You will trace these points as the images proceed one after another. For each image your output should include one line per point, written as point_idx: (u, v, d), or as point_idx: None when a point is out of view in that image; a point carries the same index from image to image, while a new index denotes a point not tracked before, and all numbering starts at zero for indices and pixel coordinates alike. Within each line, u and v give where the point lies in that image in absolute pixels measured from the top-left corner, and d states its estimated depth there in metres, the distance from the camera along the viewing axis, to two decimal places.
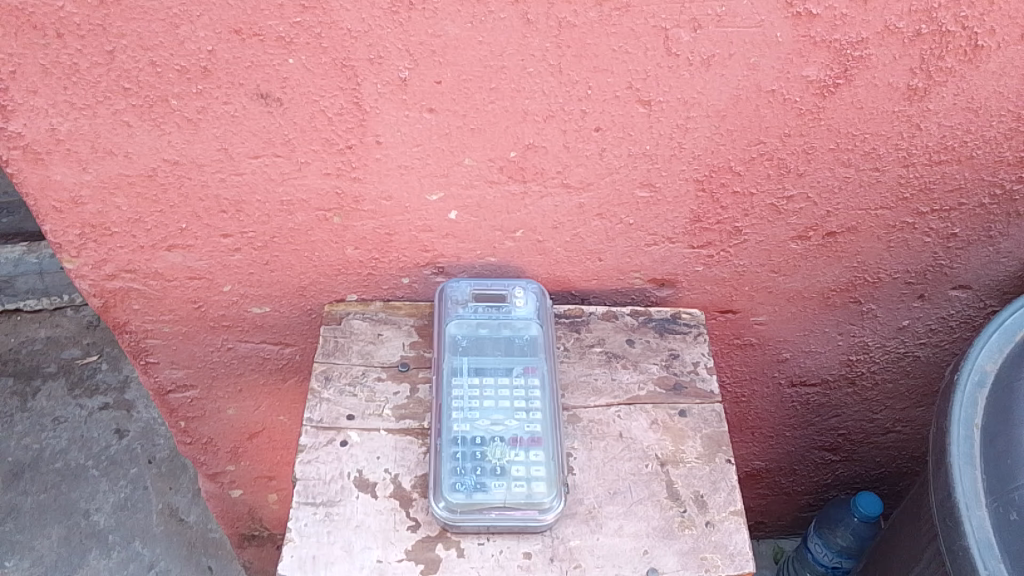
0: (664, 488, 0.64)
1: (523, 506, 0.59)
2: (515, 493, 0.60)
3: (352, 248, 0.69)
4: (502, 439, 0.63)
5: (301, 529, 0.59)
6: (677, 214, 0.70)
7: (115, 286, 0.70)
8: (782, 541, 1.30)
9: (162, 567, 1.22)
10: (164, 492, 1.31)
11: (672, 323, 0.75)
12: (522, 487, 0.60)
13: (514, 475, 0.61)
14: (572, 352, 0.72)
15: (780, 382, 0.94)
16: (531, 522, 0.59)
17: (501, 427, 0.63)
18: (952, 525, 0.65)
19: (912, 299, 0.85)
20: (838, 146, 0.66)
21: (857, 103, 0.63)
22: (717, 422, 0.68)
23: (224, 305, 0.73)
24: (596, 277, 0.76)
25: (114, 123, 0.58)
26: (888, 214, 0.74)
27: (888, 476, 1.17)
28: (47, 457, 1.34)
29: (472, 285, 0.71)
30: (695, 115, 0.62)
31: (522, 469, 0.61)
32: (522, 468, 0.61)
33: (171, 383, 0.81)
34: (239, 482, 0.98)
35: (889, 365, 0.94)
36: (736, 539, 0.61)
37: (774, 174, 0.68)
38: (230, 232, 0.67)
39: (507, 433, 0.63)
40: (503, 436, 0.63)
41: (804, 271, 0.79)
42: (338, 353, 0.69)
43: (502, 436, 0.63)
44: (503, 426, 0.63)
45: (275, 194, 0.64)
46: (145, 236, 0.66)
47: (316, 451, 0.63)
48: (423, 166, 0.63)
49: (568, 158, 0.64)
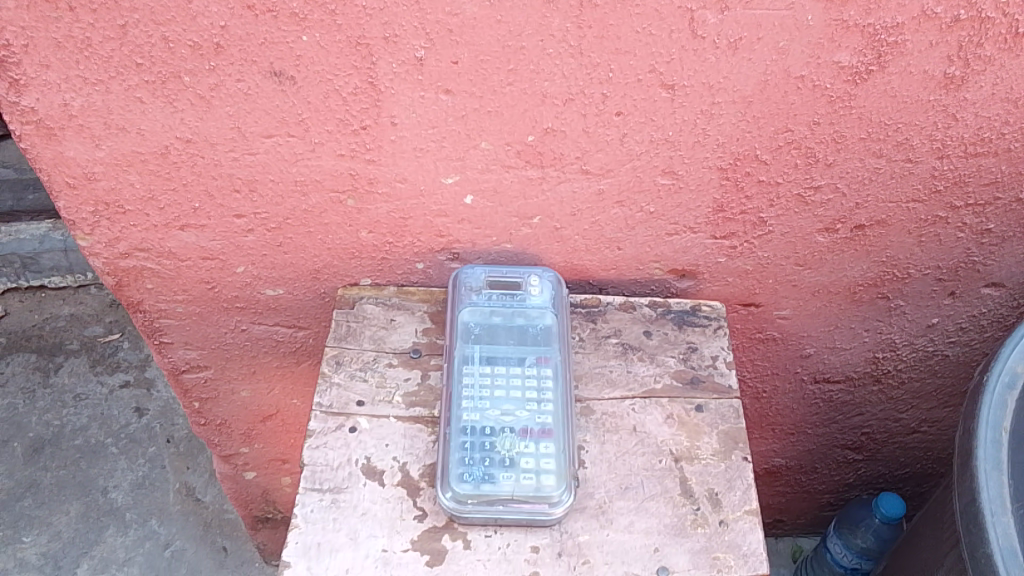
0: (677, 485, 0.62)
1: (532, 500, 0.58)
2: (524, 486, 0.58)
3: (366, 232, 0.68)
4: (512, 430, 0.62)
5: (307, 516, 0.59)
6: (700, 203, 0.68)
7: (128, 265, 0.70)
8: (801, 539, 1.28)
9: (178, 546, 1.22)
10: (181, 471, 1.31)
11: (692, 315, 0.73)
12: (531, 480, 0.59)
13: (523, 467, 0.59)
14: (587, 342, 0.70)
15: (803, 378, 0.92)
16: (539, 516, 0.58)
17: (512, 417, 0.62)
18: (976, 530, 0.63)
19: (943, 297, 0.82)
20: (869, 135, 0.64)
21: (891, 92, 0.61)
22: (735, 418, 0.66)
23: (237, 287, 0.73)
24: (615, 267, 0.74)
25: (126, 99, 0.57)
26: (920, 207, 0.71)
27: (912, 477, 1.14)
28: (68, 433, 1.35)
29: (486, 271, 0.69)
30: (719, 101, 0.60)
31: (531, 461, 0.60)
32: (531, 460, 0.60)
33: (185, 363, 0.81)
34: (253, 464, 0.98)
35: (916, 363, 0.92)
36: (750, 540, 0.59)
37: (801, 163, 0.66)
38: (243, 213, 0.66)
39: (517, 424, 0.62)
40: (513, 427, 0.62)
41: (831, 265, 0.77)
42: (350, 338, 0.68)
43: (512, 427, 0.62)
44: (514, 416, 0.62)
45: (288, 175, 0.63)
46: (158, 214, 0.65)
47: (324, 436, 0.63)
48: (439, 149, 0.62)
49: (588, 143, 0.62)
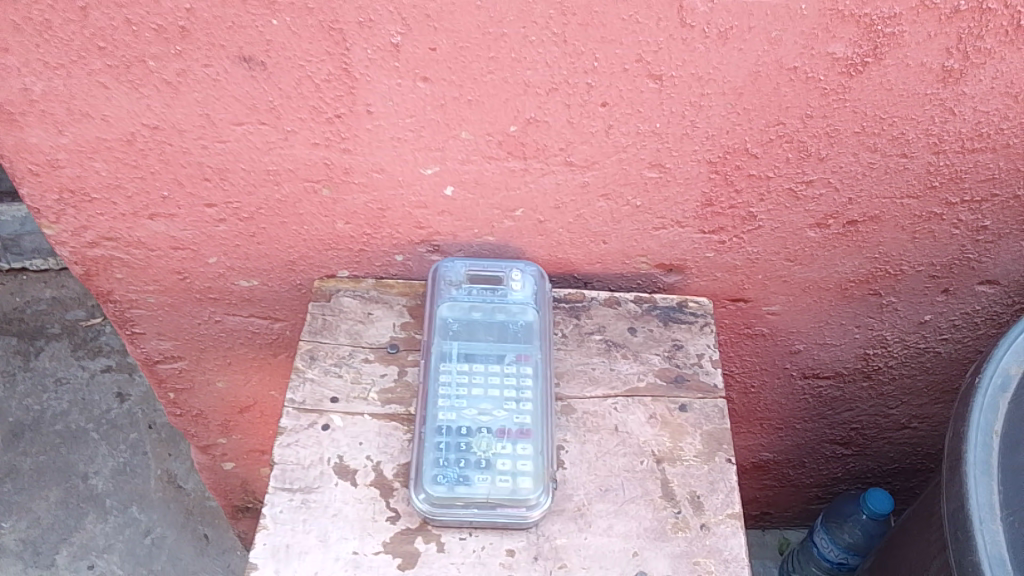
0: (658, 487, 0.60)
1: (508, 503, 0.57)
2: (499, 488, 0.57)
3: (342, 222, 0.66)
4: (489, 430, 0.60)
5: (276, 516, 0.57)
6: (688, 197, 0.66)
7: (96, 254, 0.67)
8: (788, 532, 1.27)
9: (158, 534, 1.21)
10: (163, 458, 1.30)
11: (678, 312, 0.71)
12: (507, 482, 0.57)
13: (499, 469, 0.58)
14: (570, 339, 0.68)
15: (791, 373, 0.91)
16: (515, 519, 0.57)
17: (489, 417, 0.60)
18: (962, 537, 0.61)
19: (936, 294, 0.80)
20: (863, 129, 0.62)
21: (887, 84, 0.58)
22: (720, 419, 0.64)
23: (210, 277, 0.71)
24: (600, 261, 0.72)
25: (89, 84, 0.54)
26: (914, 203, 0.69)
27: (900, 473, 1.13)
28: (48, 418, 1.33)
29: (467, 265, 0.67)
30: (709, 92, 0.58)
31: (508, 463, 0.58)
32: (508, 462, 0.58)
33: (158, 354, 0.79)
34: (231, 455, 0.96)
35: (907, 360, 0.90)
36: (732, 544, 0.58)
37: (793, 157, 0.64)
38: (214, 202, 0.63)
39: (494, 424, 0.60)
40: (490, 427, 0.60)
41: (822, 261, 0.75)
42: (325, 332, 0.66)
43: (489, 427, 0.60)
44: (491, 416, 0.60)
45: (260, 163, 0.61)
46: (126, 203, 0.63)
47: (296, 434, 0.61)
48: (417, 138, 0.59)
49: (572, 135, 0.60)
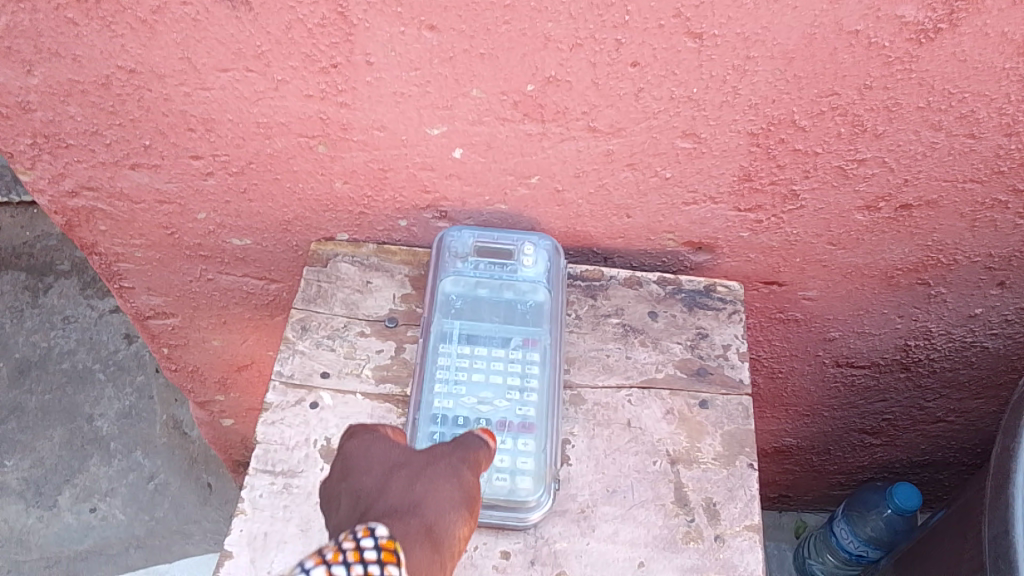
0: (671, 491, 0.55)
1: (504, 504, 0.52)
2: (496, 488, 0.53)
3: (340, 182, 0.60)
4: (488, 422, 0.56)
5: (255, 501, 0.53)
6: (724, 170, 0.59)
7: (78, 204, 0.63)
8: (806, 515, 1.23)
9: (161, 480, 1.20)
10: (169, 403, 1.28)
11: (705, 296, 0.65)
12: (504, 482, 0.53)
13: (497, 466, 0.54)
14: (584, 321, 0.63)
15: (824, 361, 0.84)
16: (512, 521, 0.52)
17: (489, 407, 0.57)
18: (1003, 565, 0.56)
19: (991, 286, 0.73)
20: (928, 104, 0.54)
21: (960, 55, 0.51)
22: (742, 418, 0.59)
23: (200, 234, 0.66)
24: (622, 235, 0.66)
25: (57, 20, 0.49)
26: (978, 188, 0.62)
27: (931, 464, 1.07)
28: (55, 356, 1.31)
29: (475, 236, 0.62)
30: (755, 55, 0.51)
31: (507, 460, 0.54)
32: (507, 459, 0.54)
33: (150, 309, 0.76)
34: (230, 412, 0.93)
35: (951, 354, 0.83)
36: (748, 560, 0.53)
37: (846, 131, 0.56)
38: (200, 153, 0.58)
39: (494, 416, 0.56)
40: (489, 419, 0.56)
41: (868, 245, 0.68)
42: (320, 301, 0.61)
43: (488, 419, 0.56)
44: (492, 406, 0.57)
45: (249, 115, 0.55)
46: (106, 151, 0.58)
47: (282, 411, 0.56)
48: (423, 94, 0.53)
49: (596, 97, 0.53)
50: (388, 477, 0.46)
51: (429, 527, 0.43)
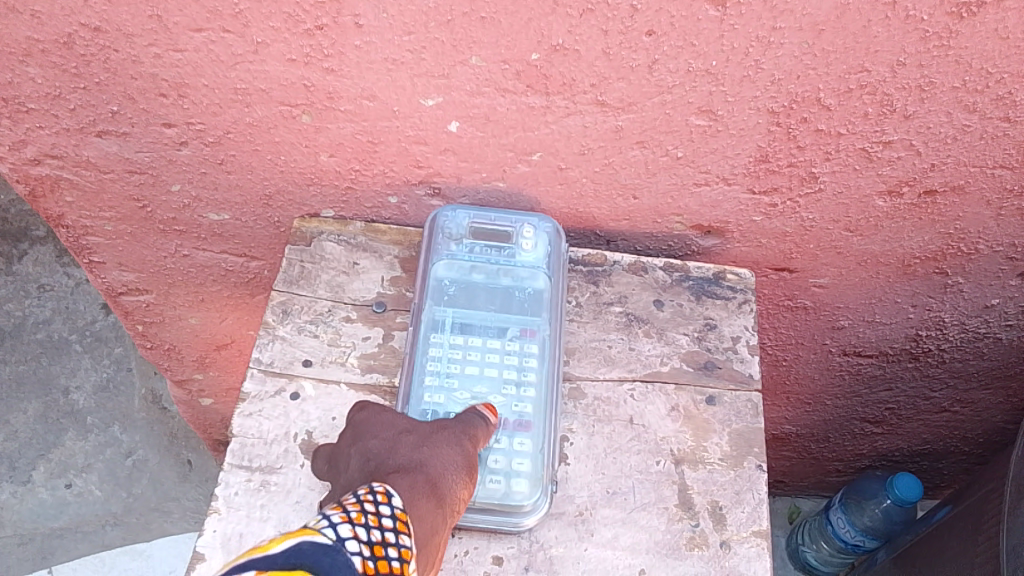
0: (675, 494, 0.52)
1: (497, 508, 0.49)
2: (489, 491, 0.49)
3: (326, 155, 0.55)
4: None
5: (230, 499, 0.49)
6: (740, 151, 0.55)
7: (41, 173, 0.58)
8: (800, 500, 1.20)
9: (140, 456, 1.16)
10: (148, 375, 1.23)
11: (714, 284, 0.61)
12: (499, 484, 0.50)
13: (490, 467, 0.50)
14: (585, 310, 0.59)
15: (830, 349, 0.81)
16: (505, 526, 0.49)
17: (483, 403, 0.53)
18: None
19: (1010, 277, 0.69)
20: (964, 84, 0.50)
21: (1004, 32, 0.46)
22: (752, 416, 0.56)
23: (174, 207, 0.61)
24: (627, 217, 0.61)
25: None
26: (1008, 175, 0.58)
27: (931, 454, 1.04)
28: (29, 326, 1.26)
29: (471, 216, 0.58)
30: (783, 26, 0.46)
31: (501, 461, 0.51)
32: (501, 459, 0.51)
33: (122, 285, 0.71)
34: (209, 391, 0.89)
35: (962, 345, 0.80)
36: (756, 568, 0.50)
37: (873, 112, 0.52)
38: (173, 121, 0.53)
39: None
40: None
41: (886, 233, 0.64)
42: (302, 282, 0.57)
43: None
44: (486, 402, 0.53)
45: (226, 80, 0.50)
46: (69, 116, 0.53)
47: (260, 402, 0.52)
48: (417, 61, 0.48)
49: (606, 68, 0.49)
50: (396, 437, 0.45)
51: (434, 482, 0.41)
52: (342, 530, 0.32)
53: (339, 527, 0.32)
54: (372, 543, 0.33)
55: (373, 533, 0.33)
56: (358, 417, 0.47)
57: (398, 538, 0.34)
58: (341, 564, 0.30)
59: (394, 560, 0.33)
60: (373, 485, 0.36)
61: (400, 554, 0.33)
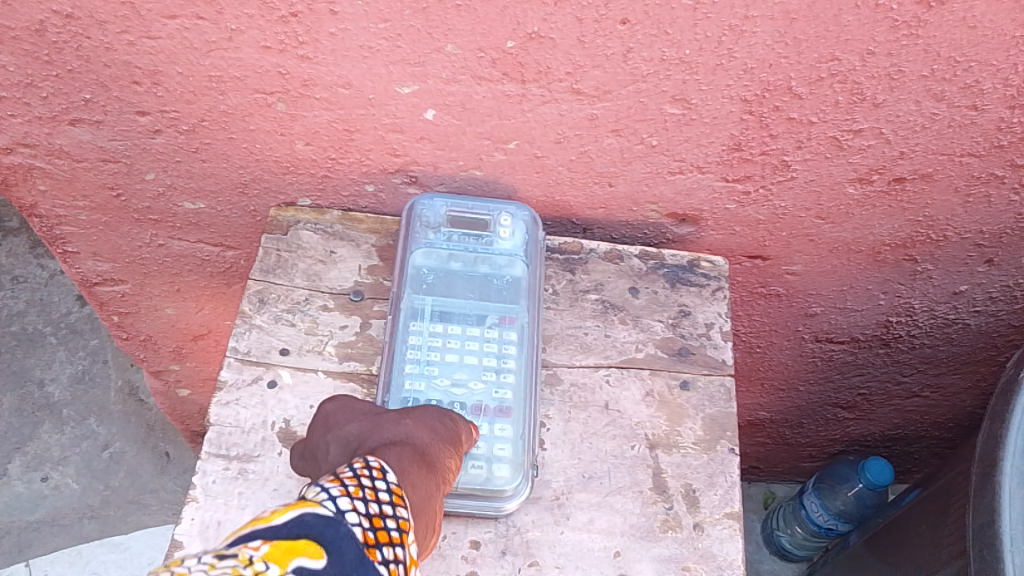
0: (649, 478, 0.53)
1: (479, 493, 0.49)
2: (470, 476, 0.49)
3: (302, 143, 0.55)
4: (463, 406, 0.53)
5: (207, 487, 0.49)
6: (714, 139, 0.56)
7: (13, 162, 0.58)
8: (774, 486, 1.22)
9: (117, 448, 1.16)
10: (124, 367, 1.23)
11: (688, 272, 0.62)
12: (480, 471, 0.50)
13: (472, 453, 0.50)
14: (562, 297, 0.59)
15: (803, 336, 0.82)
16: (487, 511, 0.49)
17: (464, 390, 0.53)
18: (987, 557, 0.55)
19: (978, 264, 0.71)
20: (932, 73, 0.51)
21: (971, 21, 0.47)
22: (725, 401, 0.56)
23: (149, 196, 0.61)
24: (603, 206, 0.62)
25: None
26: (975, 163, 0.59)
27: (902, 438, 1.06)
28: (3, 318, 1.25)
29: (448, 205, 0.58)
30: (755, 14, 0.47)
31: (483, 447, 0.51)
32: (483, 445, 0.51)
33: (97, 275, 0.71)
34: (186, 381, 0.89)
35: (932, 331, 0.82)
36: (728, 549, 0.51)
37: (844, 100, 0.53)
38: (147, 109, 0.53)
39: (469, 400, 0.53)
40: (465, 402, 0.53)
41: (857, 221, 0.65)
42: (279, 271, 0.57)
43: (463, 402, 0.53)
44: (466, 389, 0.53)
45: (200, 67, 0.50)
46: (41, 104, 0.53)
47: (237, 391, 0.52)
48: (393, 49, 0.49)
49: (582, 56, 0.49)
50: (374, 417, 0.45)
51: (422, 452, 0.42)
52: (341, 503, 0.32)
53: (339, 500, 0.32)
54: (371, 515, 0.33)
55: (370, 505, 0.33)
56: (329, 407, 0.47)
57: (394, 510, 0.34)
58: (343, 533, 0.30)
59: (393, 529, 0.33)
60: (367, 460, 0.37)
61: (398, 525, 0.33)
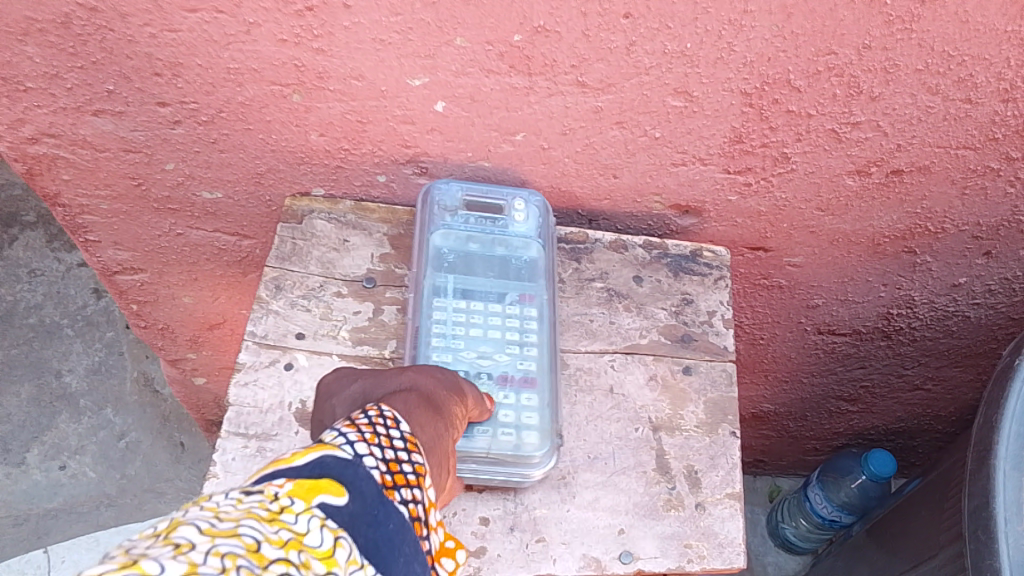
0: (653, 458, 0.54)
1: (509, 460, 0.51)
2: (501, 443, 0.51)
3: (316, 134, 0.57)
4: (490, 376, 0.54)
5: (228, 464, 0.51)
6: (715, 131, 0.58)
7: (39, 152, 0.60)
8: (780, 479, 1.23)
9: (132, 438, 1.18)
10: (140, 359, 1.25)
11: (690, 261, 0.64)
12: (510, 437, 0.51)
13: (502, 421, 0.52)
14: (568, 285, 0.61)
15: (805, 327, 0.84)
16: (515, 478, 0.51)
17: (489, 362, 0.55)
18: (982, 538, 0.56)
19: (977, 256, 0.72)
20: (927, 67, 0.53)
21: (963, 15, 0.49)
22: (726, 385, 0.58)
23: (168, 185, 0.63)
24: (608, 197, 0.64)
25: None
26: (971, 155, 0.60)
27: (905, 432, 1.07)
28: (21, 311, 1.27)
29: (464, 190, 0.60)
30: (753, 9, 0.48)
31: (511, 415, 0.52)
32: (511, 414, 0.52)
33: (117, 264, 0.73)
34: (202, 370, 0.91)
35: (933, 323, 0.83)
36: (729, 528, 0.53)
37: (841, 93, 0.55)
38: (167, 100, 0.55)
39: (495, 370, 0.54)
40: (491, 372, 0.54)
41: (857, 212, 0.66)
42: (294, 259, 0.59)
43: (490, 373, 0.54)
44: (492, 361, 0.55)
45: (219, 60, 0.52)
46: (67, 95, 0.55)
47: (255, 372, 0.54)
48: (404, 41, 0.50)
49: (586, 49, 0.51)
50: (374, 374, 0.47)
51: (428, 397, 0.44)
52: (359, 447, 0.34)
53: (357, 444, 0.34)
54: (388, 460, 0.35)
55: (387, 451, 0.35)
56: (328, 377, 0.48)
57: (410, 456, 0.36)
58: (362, 474, 0.32)
59: (408, 473, 0.35)
60: (381, 408, 0.38)
61: (413, 469, 0.36)
